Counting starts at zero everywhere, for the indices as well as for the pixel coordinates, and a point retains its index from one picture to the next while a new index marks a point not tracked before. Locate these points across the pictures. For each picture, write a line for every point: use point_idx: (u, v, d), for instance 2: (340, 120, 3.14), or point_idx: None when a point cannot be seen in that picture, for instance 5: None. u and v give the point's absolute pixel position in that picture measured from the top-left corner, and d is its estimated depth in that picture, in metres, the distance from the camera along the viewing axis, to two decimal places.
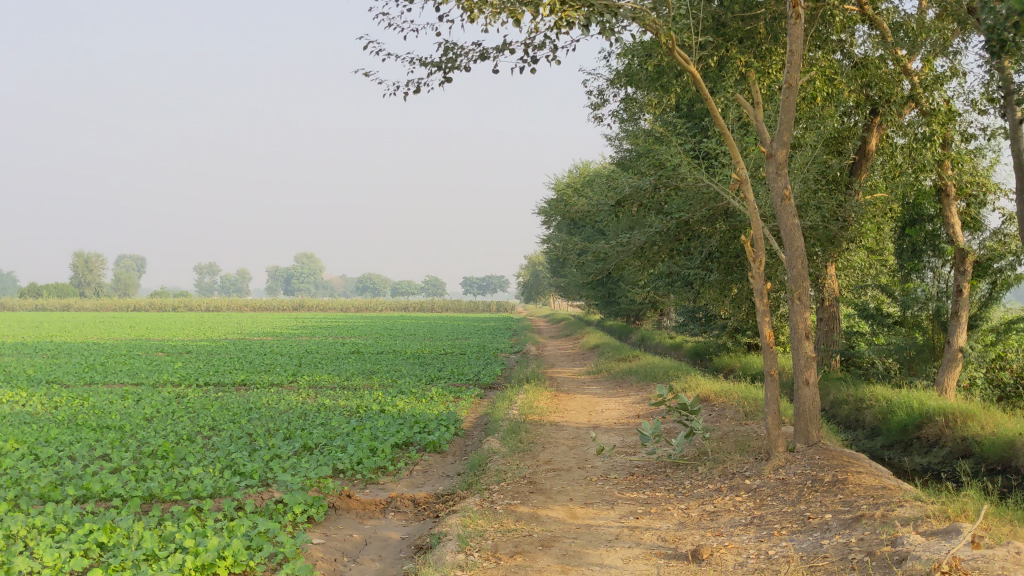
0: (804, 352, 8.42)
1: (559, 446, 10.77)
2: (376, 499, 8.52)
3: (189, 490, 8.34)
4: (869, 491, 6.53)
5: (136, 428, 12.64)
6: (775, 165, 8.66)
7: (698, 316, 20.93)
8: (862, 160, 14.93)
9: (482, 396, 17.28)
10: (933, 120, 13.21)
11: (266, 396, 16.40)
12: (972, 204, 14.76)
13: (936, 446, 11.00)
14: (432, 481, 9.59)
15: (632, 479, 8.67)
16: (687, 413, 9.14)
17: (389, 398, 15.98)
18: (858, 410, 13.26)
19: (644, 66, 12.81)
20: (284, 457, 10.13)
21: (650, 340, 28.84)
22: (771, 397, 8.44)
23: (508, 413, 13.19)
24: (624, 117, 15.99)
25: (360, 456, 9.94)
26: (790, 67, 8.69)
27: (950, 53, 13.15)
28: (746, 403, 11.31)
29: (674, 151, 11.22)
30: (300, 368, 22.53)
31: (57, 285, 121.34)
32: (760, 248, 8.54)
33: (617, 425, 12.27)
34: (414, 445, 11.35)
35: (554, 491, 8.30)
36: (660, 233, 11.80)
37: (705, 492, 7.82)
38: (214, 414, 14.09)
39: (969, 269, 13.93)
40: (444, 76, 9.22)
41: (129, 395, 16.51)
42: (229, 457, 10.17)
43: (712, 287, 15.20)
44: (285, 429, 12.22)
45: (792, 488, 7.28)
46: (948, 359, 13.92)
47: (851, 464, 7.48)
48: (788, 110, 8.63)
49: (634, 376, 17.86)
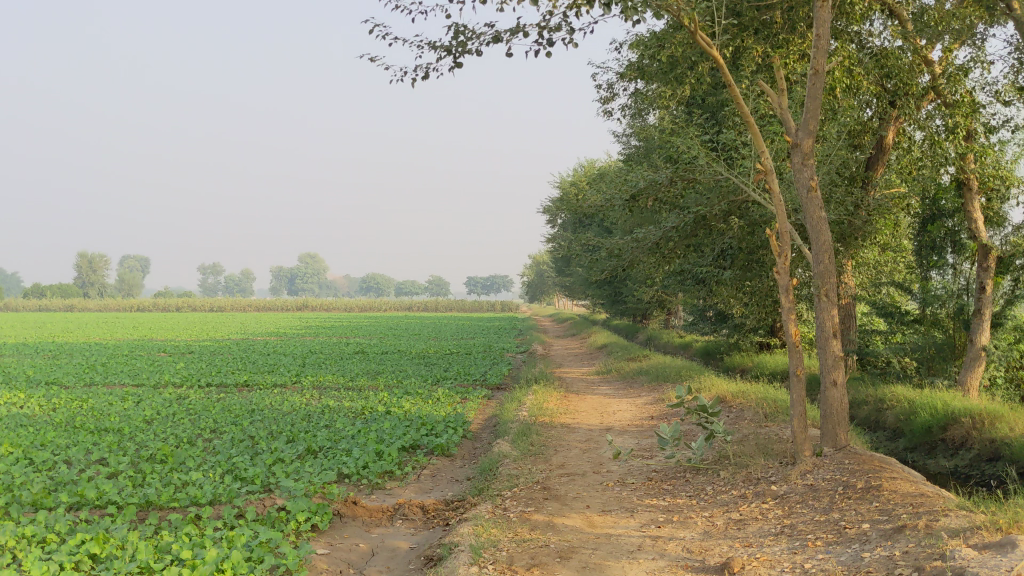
0: (832, 351, 8.05)
1: (572, 450, 10.41)
2: (384, 506, 8.15)
3: (188, 497, 7.98)
4: (907, 499, 6.14)
5: (134, 431, 12.29)
6: (801, 155, 8.28)
7: (709, 315, 20.57)
8: (880, 155, 14.50)
9: (490, 397, 16.90)
10: (956, 111, 12.82)
11: (269, 397, 16.05)
12: (994, 200, 14.33)
13: (962, 449, 10.60)
14: (441, 486, 9.22)
15: (651, 485, 8.30)
16: (708, 416, 8.75)
17: (395, 399, 15.63)
18: (879, 411, 12.86)
19: (656, 59, 12.46)
20: (287, 462, 9.77)
21: (658, 340, 28.45)
22: (797, 399, 8.07)
23: (518, 414, 12.82)
24: (634, 112, 15.58)
25: (366, 460, 9.57)
26: (817, 52, 8.30)
27: (972, 43, 12.73)
28: (766, 405, 10.93)
29: (691, 143, 10.82)
30: (304, 368, 22.14)
31: (61, 286, 121.48)
32: (785, 242, 8.15)
33: (631, 427, 11.89)
34: (421, 448, 10.99)
35: (569, 497, 7.92)
36: (675, 228, 11.43)
37: (730, 499, 7.44)
38: (216, 415, 13.76)
39: (992, 265, 13.55)
40: (454, 62, 8.82)
41: (129, 397, 16.15)
42: (230, 462, 9.81)
43: (728, 285, 14.80)
44: (289, 432, 11.87)
45: (822, 494, 6.89)
46: (971, 357, 13.53)
47: (885, 469, 7.09)
48: (815, 97, 8.25)
49: (645, 376, 17.48)
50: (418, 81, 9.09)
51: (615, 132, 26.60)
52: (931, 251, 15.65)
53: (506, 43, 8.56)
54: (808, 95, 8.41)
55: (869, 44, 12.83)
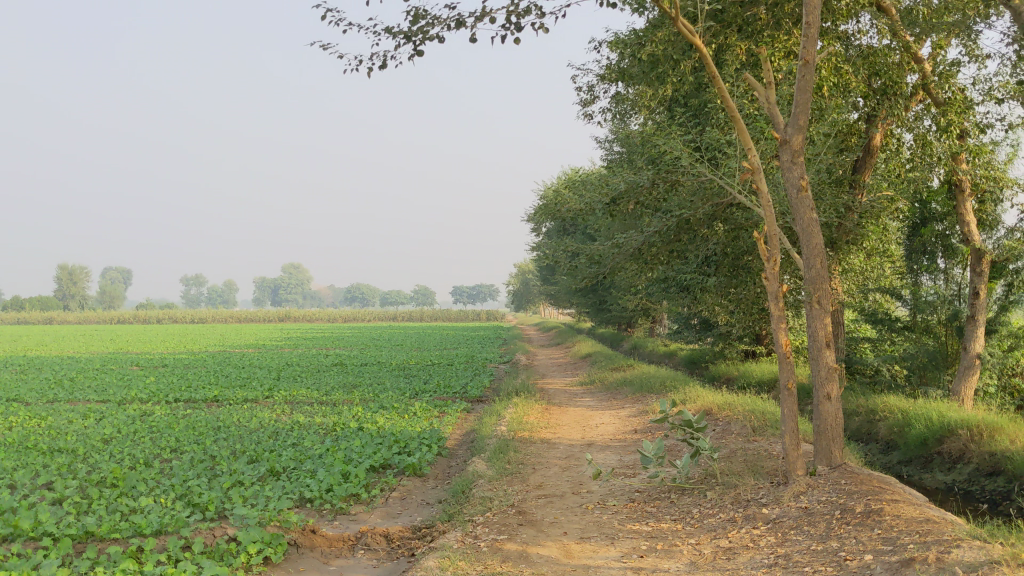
0: (825, 362, 7.50)
1: (550, 468, 9.82)
2: (345, 535, 7.55)
3: (131, 528, 7.34)
4: (913, 526, 5.60)
5: (88, 451, 11.60)
6: (790, 153, 7.75)
7: (693, 324, 20.11)
8: (867, 158, 13.71)
9: (469, 410, 16.29)
10: (948, 110, 12.46)
11: (237, 413, 15.40)
12: (987, 202, 13.85)
13: (960, 462, 10.09)
14: (410, 511, 8.61)
15: (633, 508, 7.72)
16: (693, 431, 8.20)
17: (369, 414, 15.02)
18: (871, 423, 12.35)
19: (637, 58, 11.94)
20: (246, 485, 9.15)
21: (642, 349, 28.02)
22: (788, 413, 7.52)
23: (496, 429, 12.22)
24: (615, 116, 15.12)
25: (329, 482, 8.97)
26: (806, 41, 7.76)
27: (964, 39, 12.31)
28: (754, 418, 10.42)
29: (673, 144, 10.33)
30: (278, 382, 21.51)
31: (41, 299, 120.27)
32: (775, 246, 7.58)
33: (614, 442, 11.36)
34: (392, 467, 10.37)
35: (546, 523, 7.34)
36: (658, 233, 10.93)
37: (718, 524, 6.88)
38: (179, 434, 13.08)
39: (986, 270, 13.08)
40: (414, 50, 8.17)
41: (91, 414, 15.48)
42: (185, 486, 9.18)
43: (712, 293, 14.31)
44: (253, 452, 11.23)
45: (818, 519, 6.33)
46: (965, 366, 13.05)
47: (884, 490, 6.55)
48: (805, 90, 7.72)
49: (629, 387, 16.93)
50: (373, 71, 8.40)
51: (598, 139, 26.21)
52: (922, 255, 14.95)
53: (471, 28, 7.94)
54: (797, 89, 7.88)
55: (856, 41, 12.39)
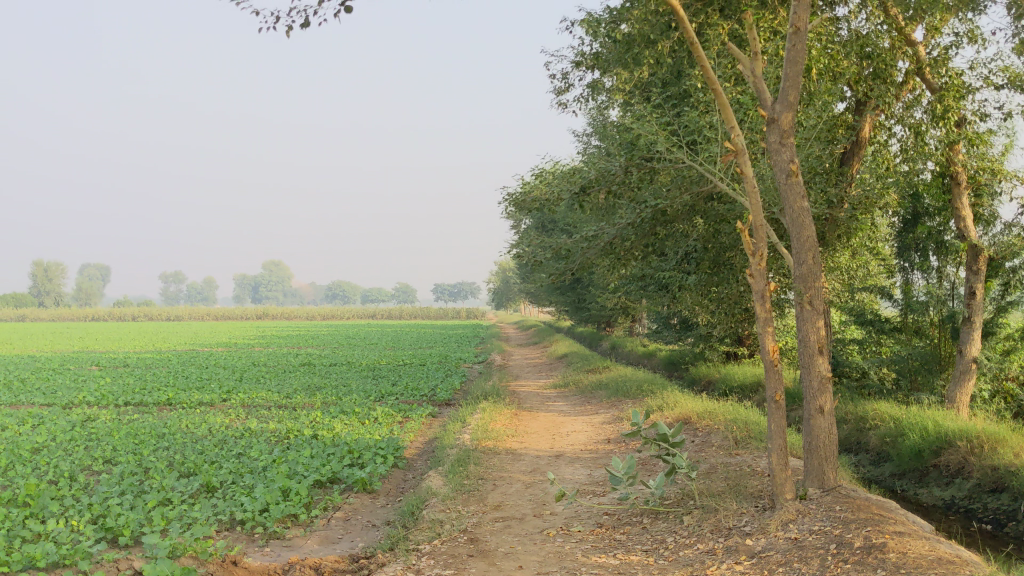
0: (817, 371, 6.66)
1: (513, 484, 8.95)
2: (272, 567, 6.62)
3: (23, 558, 6.35)
4: (925, 568, 4.76)
5: (13, 462, 10.61)
6: (779, 133, 6.88)
7: (673, 324, 19.31)
8: (855, 150, 12.67)
9: (434, 416, 15.37)
10: (945, 95, 11.75)
11: (187, 418, 14.39)
12: (982, 195, 13.04)
13: (958, 477, 9.27)
14: (352, 536, 7.72)
15: (600, 535, 6.83)
16: (669, 448, 7.28)
17: (326, 420, 14.08)
18: (860, 431, 11.54)
19: (615, 37, 11.06)
20: (172, 505, 8.19)
21: (620, 347, 27.31)
22: (776, 428, 6.62)
23: (459, 438, 11.31)
24: (591, 104, 14.14)
25: (266, 501, 8.01)
26: (798, 6, 6.86)
27: (960, 18, 11.56)
28: (736, 428, 9.59)
29: (648, 128, 9.46)
30: (239, 383, 20.50)
31: (14, 296, 118.30)
32: (762, 239, 6.71)
33: (584, 453, 10.50)
34: (340, 482, 9.44)
35: (500, 554, 6.43)
36: (632, 225, 10.07)
37: (696, 557, 6.01)
38: (117, 442, 12.08)
39: (982, 268, 12.31)
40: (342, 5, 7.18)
41: (29, 419, 14.43)
42: (105, 504, 8.22)
43: (691, 291, 13.38)
44: (191, 463, 10.26)
45: (811, 555, 5.47)
46: (960, 371, 12.27)
47: (886, 519, 5.70)
48: (795, 62, 6.85)
49: (604, 391, 16.07)
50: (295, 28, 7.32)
51: (579, 132, 25.29)
52: (914, 252, 14.15)
53: None
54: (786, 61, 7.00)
55: (846, 23, 11.60)
